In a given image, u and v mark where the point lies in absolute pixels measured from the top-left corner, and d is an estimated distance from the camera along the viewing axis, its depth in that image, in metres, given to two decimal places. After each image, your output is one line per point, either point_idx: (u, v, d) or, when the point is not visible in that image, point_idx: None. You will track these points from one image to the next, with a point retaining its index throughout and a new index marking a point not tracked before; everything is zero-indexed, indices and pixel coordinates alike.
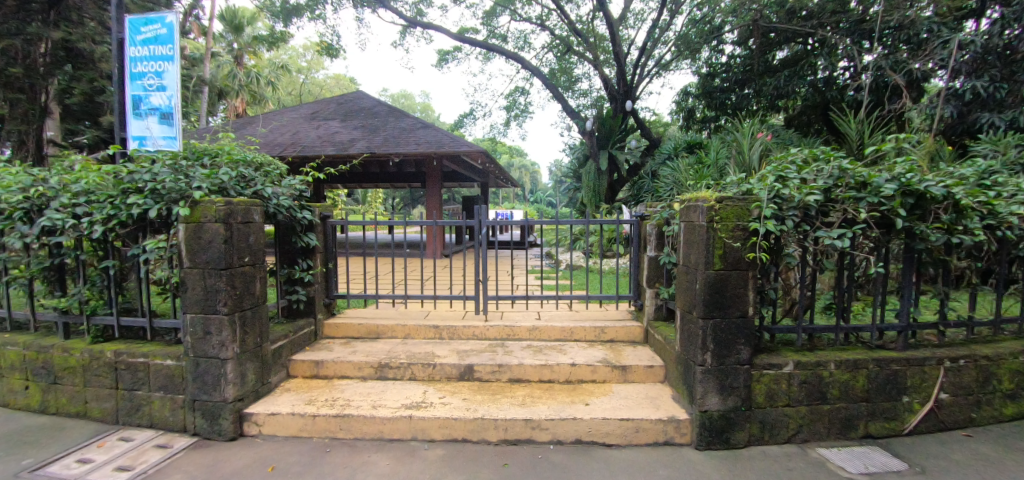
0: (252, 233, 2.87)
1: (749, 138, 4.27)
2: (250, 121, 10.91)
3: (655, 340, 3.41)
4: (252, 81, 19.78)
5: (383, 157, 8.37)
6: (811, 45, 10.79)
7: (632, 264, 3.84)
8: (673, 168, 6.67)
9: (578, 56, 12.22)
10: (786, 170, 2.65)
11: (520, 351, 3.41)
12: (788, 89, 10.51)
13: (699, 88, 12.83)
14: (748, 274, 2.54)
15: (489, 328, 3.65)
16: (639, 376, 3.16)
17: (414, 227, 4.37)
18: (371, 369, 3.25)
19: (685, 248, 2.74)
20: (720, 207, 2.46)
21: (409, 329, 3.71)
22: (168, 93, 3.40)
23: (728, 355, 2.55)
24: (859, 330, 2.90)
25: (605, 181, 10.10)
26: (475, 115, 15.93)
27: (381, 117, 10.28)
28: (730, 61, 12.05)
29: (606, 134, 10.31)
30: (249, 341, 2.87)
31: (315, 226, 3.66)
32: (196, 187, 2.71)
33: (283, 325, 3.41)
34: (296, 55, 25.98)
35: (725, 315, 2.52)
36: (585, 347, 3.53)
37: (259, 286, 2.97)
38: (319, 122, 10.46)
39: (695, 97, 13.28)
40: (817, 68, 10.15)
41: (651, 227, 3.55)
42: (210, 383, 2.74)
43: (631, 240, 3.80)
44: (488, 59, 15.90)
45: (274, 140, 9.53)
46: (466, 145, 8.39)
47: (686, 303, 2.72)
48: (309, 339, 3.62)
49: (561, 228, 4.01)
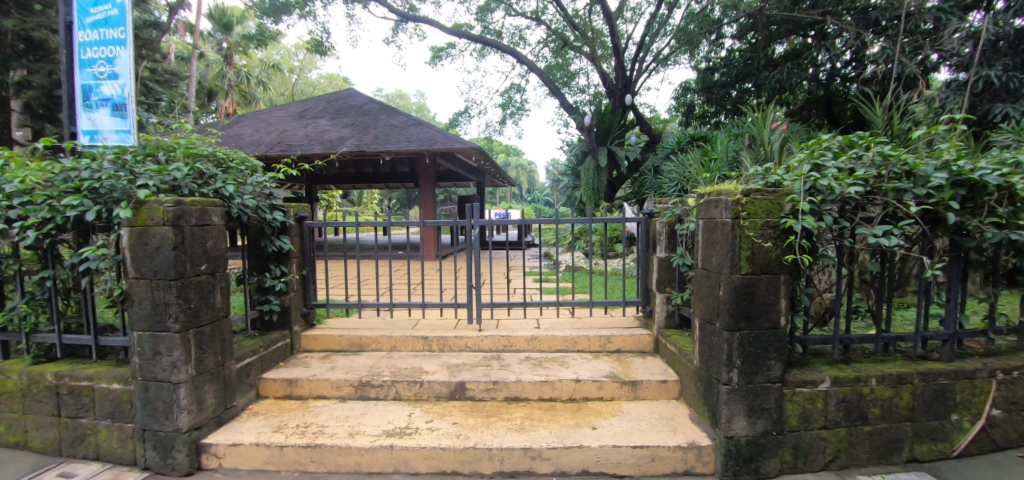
0: (210, 237, 2.52)
1: (765, 128, 3.93)
2: (237, 120, 10.52)
3: (668, 351, 3.06)
4: (243, 81, 19.37)
5: (373, 155, 8.01)
6: (812, 37, 10.47)
7: (639, 266, 3.48)
8: (678, 163, 6.30)
9: (575, 52, 11.88)
10: (821, 157, 2.30)
11: (518, 364, 3.06)
12: (790, 82, 10.12)
13: (699, 82, 12.49)
14: (780, 278, 2.20)
15: (484, 338, 3.31)
16: (651, 393, 2.82)
17: (399, 227, 3.95)
18: (350, 388, 2.89)
19: (704, 249, 2.39)
20: (747, 201, 2.12)
21: (395, 341, 3.36)
22: (121, 81, 3.04)
23: (758, 371, 2.21)
24: (900, 340, 2.56)
25: (604, 178, 9.78)
26: (470, 113, 15.56)
27: (372, 115, 9.92)
28: (730, 55, 11.75)
29: (605, 130, 9.96)
30: (209, 361, 2.51)
31: (289, 228, 3.30)
32: (141, 184, 2.35)
33: (253, 340, 3.05)
34: (288, 55, 25.53)
35: (752, 326, 2.19)
36: (589, 358, 3.18)
37: (221, 298, 2.61)
38: (308, 120, 10.09)
39: (694, 92, 12.98)
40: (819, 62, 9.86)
41: (660, 225, 3.20)
42: (161, 411, 2.37)
43: (638, 240, 3.44)
44: (483, 56, 15.55)
45: (261, 139, 9.15)
46: (460, 142, 8.02)
47: (706, 312, 2.38)
48: (284, 353, 3.26)
49: (560, 225, 3.59)
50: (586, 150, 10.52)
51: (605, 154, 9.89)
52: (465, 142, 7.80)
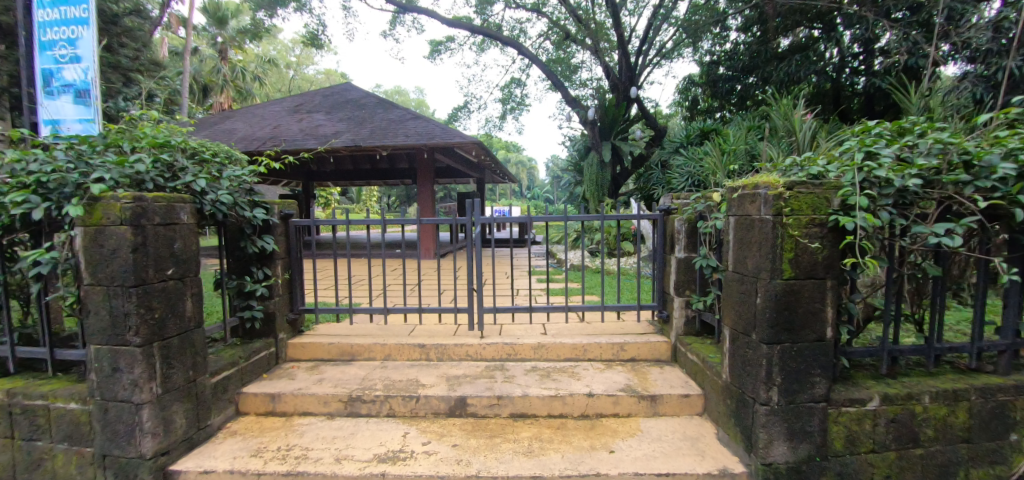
0: (177, 238, 2.23)
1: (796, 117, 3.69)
2: (230, 115, 10.21)
3: (689, 361, 2.79)
4: (238, 76, 19.01)
5: (369, 150, 7.71)
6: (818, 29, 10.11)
7: (655, 267, 3.20)
8: (688, 157, 6.00)
9: (577, 45, 11.55)
10: (872, 144, 2.00)
11: (524, 376, 2.78)
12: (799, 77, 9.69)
13: (704, 75, 12.17)
14: (827, 283, 1.92)
15: (486, 347, 3.03)
16: (672, 408, 2.54)
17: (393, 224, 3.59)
18: (338, 403, 2.61)
19: (736, 250, 2.11)
20: (790, 196, 1.84)
21: (388, 349, 3.08)
22: (84, 65, 2.77)
23: (800, 390, 1.94)
24: (952, 351, 2.28)
25: (608, 173, 9.50)
26: (470, 109, 15.24)
27: (368, 109, 9.62)
28: (735, 48, 11.42)
29: (609, 124, 9.66)
30: (177, 377, 2.23)
31: (273, 227, 3.01)
32: (95, 178, 2.06)
33: (232, 350, 2.78)
34: (285, 50, 25.15)
35: (795, 339, 1.91)
36: (601, 369, 2.91)
37: (191, 305, 2.33)
38: (303, 115, 9.78)
39: (698, 86, 12.68)
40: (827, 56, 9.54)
41: (679, 222, 2.91)
42: (122, 435, 2.10)
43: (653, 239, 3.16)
44: (483, 50, 15.22)
45: (254, 134, 8.85)
46: (459, 136, 7.72)
47: (738, 321, 2.10)
48: (268, 364, 2.98)
49: (571, 222, 3.23)
50: (588, 144, 10.23)
51: (609, 149, 9.59)
52: (465, 136, 7.50)
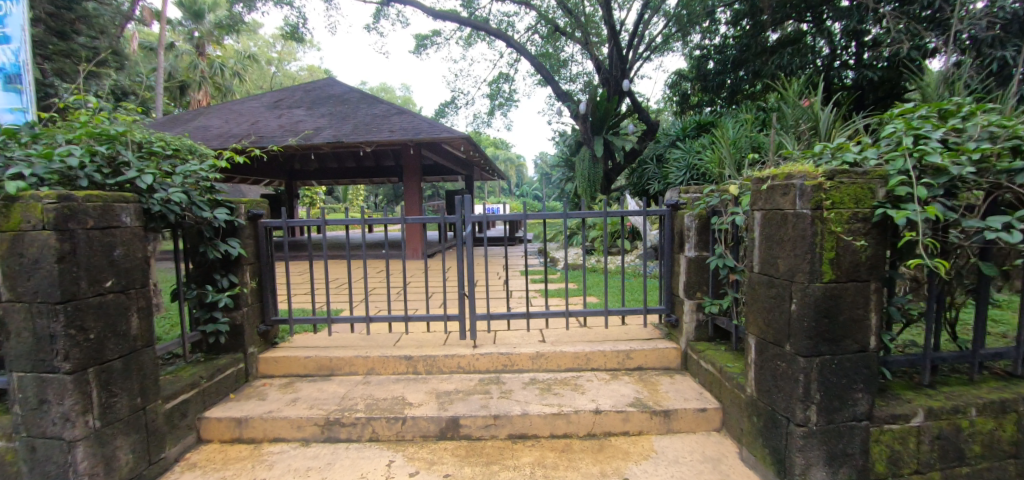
0: (118, 244, 1.91)
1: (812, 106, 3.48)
2: (205, 112, 9.73)
3: (702, 370, 2.54)
4: (216, 72, 18.36)
5: (352, 146, 7.35)
6: (807, 23, 9.90)
7: (663, 267, 2.93)
8: (687, 149, 5.77)
9: (567, 38, 11.24)
10: (918, 125, 1.73)
11: (522, 390, 2.52)
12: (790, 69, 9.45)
13: (694, 69, 11.96)
14: (870, 286, 1.68)
15: (480, 357, 2.75)
16: (689, 425, 2.29)
17: (370, 224, 3.20)
18: (314, 428, 2.31)
19: (763, 249, 1.86)
20: (831, 186, 1.60)
21: (372, 362, 2.78)
22: (13, 46, 2.44)
23: (841, 407, 1.70)
24: (996, 356, 2.06)
25: (600, 169, 9.25)
26: (457, 104, 14.87)
27: (351, 104, 9.24)
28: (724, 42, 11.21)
29: (601, 118, 9.39)
30: (121, 406, 1.91)
31: (239, 229, 2.69)
32: (13, 174, 1.73)
33: (192, 369, 2.46)
34: (265, 45, 24.44)
35: (835, 351, 1.67)
36: (607, 380, 2.65)
37: (136, 321, 2.00)
38: (282, 110, 9.35)
39: (688, 80, 12.49)
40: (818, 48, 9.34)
41: (690, 218, 2.65)
42: (52, 477, 1.78)
43: (661, 235, 2.88)
44: (470, 44, 14.85)
45: (230, 130, 8.41)
46: (447, 130, 7.38)
47: (767, 330, 1.85)
48: (235, 382, 2.66)
49: (569, 218, 2.96)
50: (580, 139, 9.98)
51: (601, 144, 9.36)
52: (452, 131, 7.17)
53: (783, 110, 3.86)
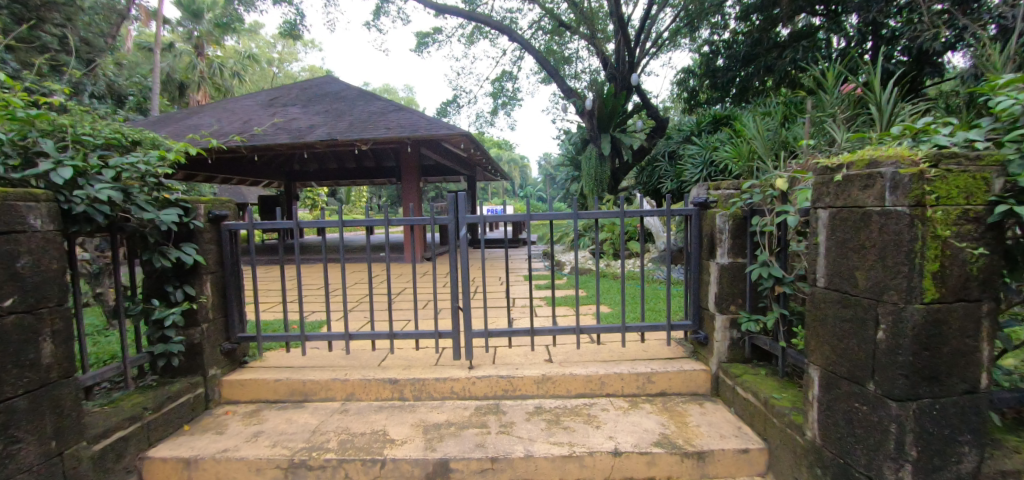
0: (21, 251, 1.53)
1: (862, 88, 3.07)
2: (198, 111, 9.40)
3: (740, 400, 2.13)
4: (215, 73, 18.03)
5: (347, 144, 6.98)
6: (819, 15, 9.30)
7: (688, 276, 2.52)
8: (704, 144, 5.34)
9: (572, 34, 10.84)
10: None
11: (526, 424, 2.12)
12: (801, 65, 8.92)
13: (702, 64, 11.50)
14: (982, 308, 1.28)
15: (476, 381, 2.36)
16: (730, 469, 1.89)
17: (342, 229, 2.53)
18: (276, 471, 1.92)
19: (833, 258, 1.46)
20: (935, 176, 1.21)
21: (350, 386, 2.40)
22: None
23: (943, 467, 1.30)
24: None
25: (607, 167, 8.85)
26: (459, 103, 14.51)
27: (348, 101, 8.87)
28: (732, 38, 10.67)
29: (608, 115, 8.99)
30: (24, 454, 1.53)
31: (196, 234, 2.32)
32: None
33: (136, 397, 2.08)
34: (266, 46, 24.20)
35: (937, 393, 1.27)
36: (626, 409, 2.25)
37: (47, 348, 1.62)
38: (277, 108, 8.99)
39: (697, 76, 12.06)
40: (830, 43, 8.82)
41: (722, 219, 2.25)
42: None
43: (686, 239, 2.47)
44: (472, 41, 14.47)
45: (222, 129, 8.07)
46: (446, 127, 6.99)
47: (838, 361, 1.45)
48: (191, 411, 2.29)
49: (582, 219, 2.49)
50: (586, 137, 9.58)
51: (608, 142, 8.96)
52: (451, 128, 6.78)
53: (819, 97, 3.45)
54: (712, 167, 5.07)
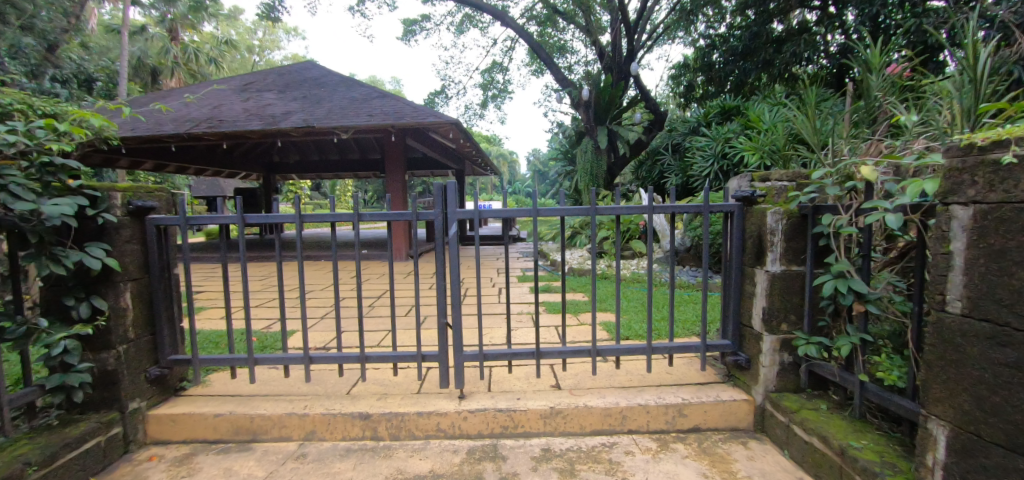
0: None
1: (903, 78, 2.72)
2: (165, 96, 8.68)
3: (799, 444, 1.70)
4: (191, 59, 17.07)
5: (325, 131, 6.40)
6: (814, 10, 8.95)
7: (727, 286, 2.07)
8: (714, 136, 4.94)
9: (567, 22, 10.36)
10: None
11: (533, 475, 1.67)
12: None
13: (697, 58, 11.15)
14: None
15: (468, 417, 1.90)
16: None
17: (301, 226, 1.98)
18: None
19: (978, 275, 1.05)
20: None
21: (310, 422, 1.92)
22: None
23: None
24: None
25: (604, 161, 8.41)
26: (447, 94, 13.94)
27: (328, 87, 8.25)
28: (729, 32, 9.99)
29: (605, 106, 8.55)
30: None
31: (108, 231, 1.83)
32: None
33: (20, 445, 1.58)
34: (246, 32, 23.22)
35: None
36: (655, 452, 1.81)
37: None
38: (251, 93, 8.31)
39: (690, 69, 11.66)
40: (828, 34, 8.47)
41: (775, 218, 1.83)
42: None
43: (726, 241, 2.02)
44: (461, 30, 13.85)
45: (189, 114, 7.40)
46: (433, 114, 6.45)
47: (989, 420, 1.04)
48: (105, 457, 1.80)
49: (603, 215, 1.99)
50: (581, 130, 9.14)
51: (605, 134, 8.52)
52: (439, 115, 6.24)
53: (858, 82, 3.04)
54: (724, 161, 4.68)
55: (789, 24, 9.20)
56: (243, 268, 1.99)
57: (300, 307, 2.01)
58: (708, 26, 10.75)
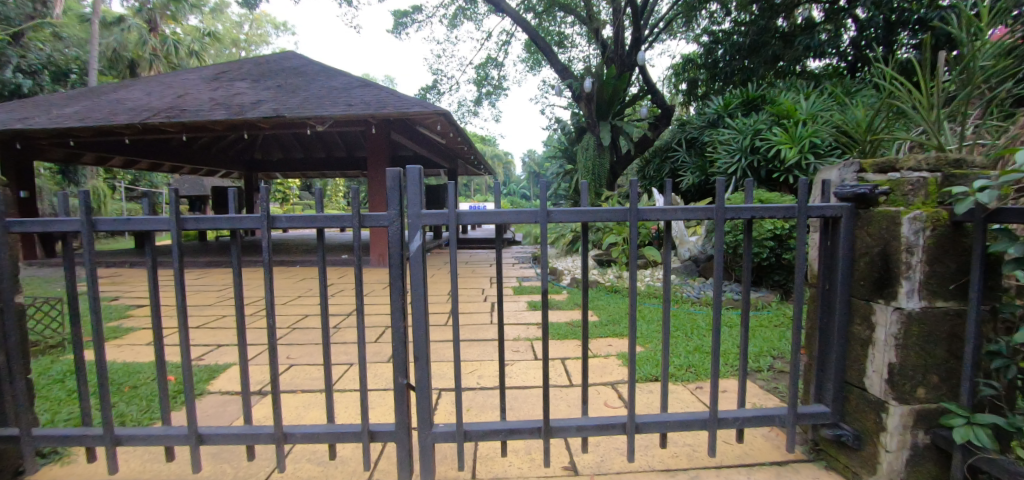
0: None
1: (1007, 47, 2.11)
2: (127, 84, 7.85)
3: None
4: (170, 51, 16.04)
5: (298, 122, 5.69)
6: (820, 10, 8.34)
7: (823, 328, 1.39)
8: (739, 128, 4.31)
9: (566, 13, 9.71)
10: None
11: None
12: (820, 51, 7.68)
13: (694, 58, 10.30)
14: None
15: None
16: None
17: (177, 234, 1.22)
18: None
19: None
20: None
21: None
22: None
23: None
24: None
25: (606, 160, 7.77)
26: (439, 89, 13.23)
27: (307, 76, 7.52)
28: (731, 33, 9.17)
29: (607, 100, 7.93)
30: None
31: None
32: None
33: None
34: (233, 26, 22.33)
35: None
36: None
37: None
38: (222, 82, 7.54)
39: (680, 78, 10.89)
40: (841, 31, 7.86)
41: (916, 229, 1.19)
42: None
43: (823, 259, 1.35)
44: (454, 22, 13.13)
45: (148, 104, 6.60)
46: (420, 104, 5.77)
47: None
48: None
49: (646, 220, 1.26)
50: (583, 125, 8.53)
51: (608, 130, 7.90)
52: (426, 105, 5.56)
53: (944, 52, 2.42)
54: (753, 155, 4.05)
55: (793, 21, 8.59)
56: (91, 300, 1.29)
57: (184, 356, 1.30)
58: (712, 21, 10.17)
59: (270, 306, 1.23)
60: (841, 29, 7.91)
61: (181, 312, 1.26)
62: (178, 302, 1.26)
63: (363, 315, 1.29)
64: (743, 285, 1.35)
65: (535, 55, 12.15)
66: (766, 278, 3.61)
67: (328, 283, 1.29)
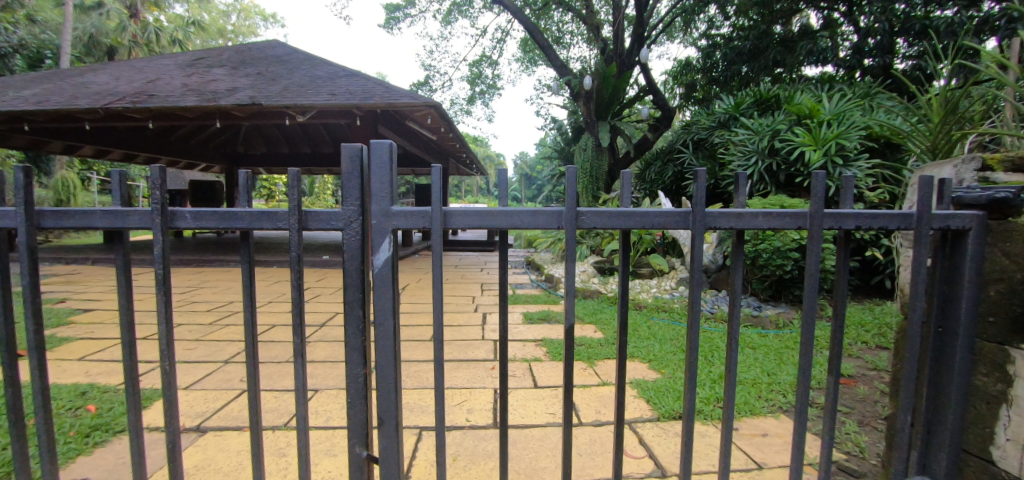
0: None
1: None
2: (96, 68, 7.26)
3: None
4: (151, 38, 15.29)
5: (276, 111, 5.23)
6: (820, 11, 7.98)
7: (948, 377, 1.01)
8: (756, 128, 4.04)
9: (564, 10, 9.36)
10: None
11: None
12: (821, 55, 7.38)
13: (692, 61, 9.99)
14: None
15: None
16: None
17: (23, 235, 0.86)
18: None
19: None
20: None
21: None
22: None
23: None
24: None
25: (605, 162, 7.41)
26: (431, 86, 12.81)
27: (289, 64, 7.04)
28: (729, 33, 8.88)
29: (606, 99, 7.62)
30: None
31: None
32: None
33: None
34: (219, 16, 21.55)
35: None
36: None
37: None
38: (197, 68, 6.98)
39: (677, 77, 10.57)
40: (842, 36, 7.55)
41: None
42: None
43: (945, 283, 0.99)
44: (447, 19, 12.71)
45: (114, 88, 6.06)
46: (410, 95, 5.34)
47: None
48: None
49: (713, 227, 0.91)
50: (581, 125, 8.22)
51: (607, 132, 7.57)
52: (416, 97, 5.15)
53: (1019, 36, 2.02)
54: (772, 158, 3.79)
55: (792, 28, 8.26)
56: None
57: (42, 400, 0.96)
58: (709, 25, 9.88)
59: (166, 338, 0.90)
60: (839, 32, 7.59)
61: (36, 343, 0.91)
62: (32, 332, 0.91)
63: (306, 353, 0.91)
64: (833, 314, 1.00)
65: (531, 54, 11.79)
66: (784, 292, 3.32)
67: (256, 304, 0.93)
